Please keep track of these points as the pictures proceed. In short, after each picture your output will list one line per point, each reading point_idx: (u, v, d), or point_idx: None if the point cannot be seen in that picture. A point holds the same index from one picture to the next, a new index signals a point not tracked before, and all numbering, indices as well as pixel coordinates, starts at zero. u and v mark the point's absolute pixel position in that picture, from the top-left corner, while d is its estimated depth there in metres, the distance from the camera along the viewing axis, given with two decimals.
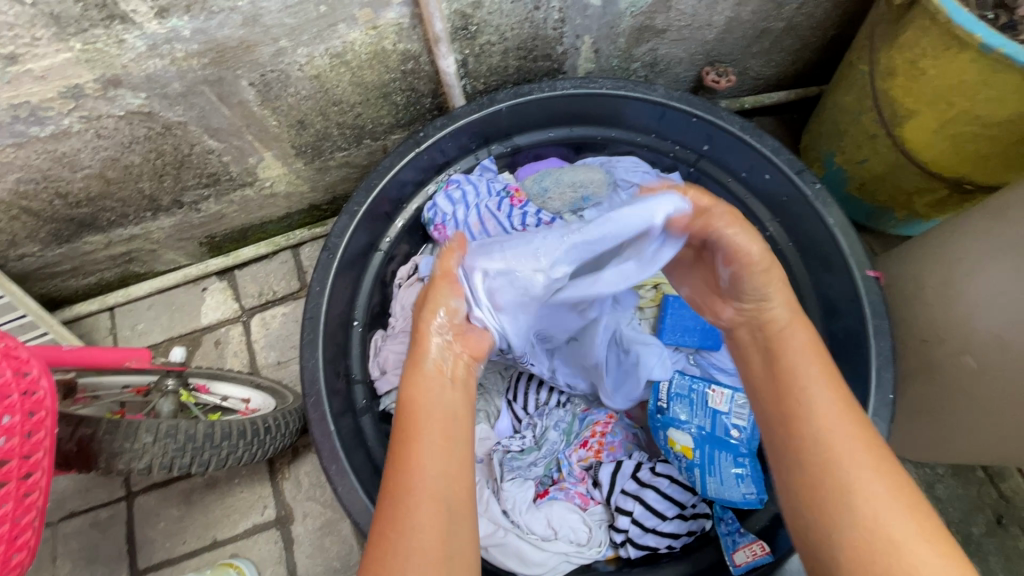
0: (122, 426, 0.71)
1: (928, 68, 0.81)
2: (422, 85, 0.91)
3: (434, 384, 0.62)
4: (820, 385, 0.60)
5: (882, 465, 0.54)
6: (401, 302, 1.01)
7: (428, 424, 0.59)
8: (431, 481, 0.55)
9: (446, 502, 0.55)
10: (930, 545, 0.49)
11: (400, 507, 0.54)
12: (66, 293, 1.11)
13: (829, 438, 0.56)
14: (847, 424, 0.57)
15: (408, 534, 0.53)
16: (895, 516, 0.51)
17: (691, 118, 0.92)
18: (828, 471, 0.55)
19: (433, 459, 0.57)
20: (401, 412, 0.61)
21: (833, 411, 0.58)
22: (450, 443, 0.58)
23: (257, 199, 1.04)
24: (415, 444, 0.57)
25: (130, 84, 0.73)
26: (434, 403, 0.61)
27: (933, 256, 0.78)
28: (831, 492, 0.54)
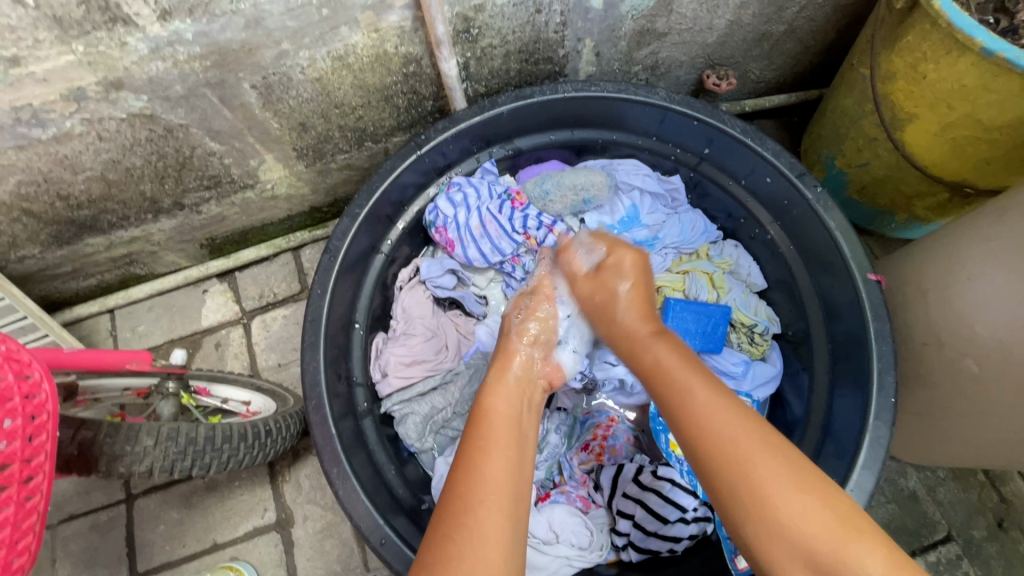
0: (123, 429, 0.71)
1: (928, 72, 0.82)
2: (423, 88, 0.91)
3: (510, 396, 0.67)
4: (704, 386, 0.62)
5: (790, 458, 0.56)
6: (402, 305, 1.01)
7: (504, 433, 0.61)
8: (497, 488, 0.55)
9: (513, 514, 0.54)
10: (832, 516, 0.53)
11: (466, 508, 0.54)
12: (66, 295, 1.11)
13: (717, 427, 0.58)
14: (740, 424, 0.58)
15: (476, 539, 0.52)
16: (801, 507, 0.53)
17: (692, 122, 0.92)
18: (730, 463, 0.56)
19: (504, 470, 0.57)
20: (473, 420, 0.63)
21: (729, 423, 0.59)
22: (515, 456, 0.59)
23: (258, 201, 1.04)
24: (490, 449, 0.58)
25: (132, 87, 0.73)
26: (506, 414, 0.64)
27: (934, 259, 0.78)
28: (742, 482, 0.55)
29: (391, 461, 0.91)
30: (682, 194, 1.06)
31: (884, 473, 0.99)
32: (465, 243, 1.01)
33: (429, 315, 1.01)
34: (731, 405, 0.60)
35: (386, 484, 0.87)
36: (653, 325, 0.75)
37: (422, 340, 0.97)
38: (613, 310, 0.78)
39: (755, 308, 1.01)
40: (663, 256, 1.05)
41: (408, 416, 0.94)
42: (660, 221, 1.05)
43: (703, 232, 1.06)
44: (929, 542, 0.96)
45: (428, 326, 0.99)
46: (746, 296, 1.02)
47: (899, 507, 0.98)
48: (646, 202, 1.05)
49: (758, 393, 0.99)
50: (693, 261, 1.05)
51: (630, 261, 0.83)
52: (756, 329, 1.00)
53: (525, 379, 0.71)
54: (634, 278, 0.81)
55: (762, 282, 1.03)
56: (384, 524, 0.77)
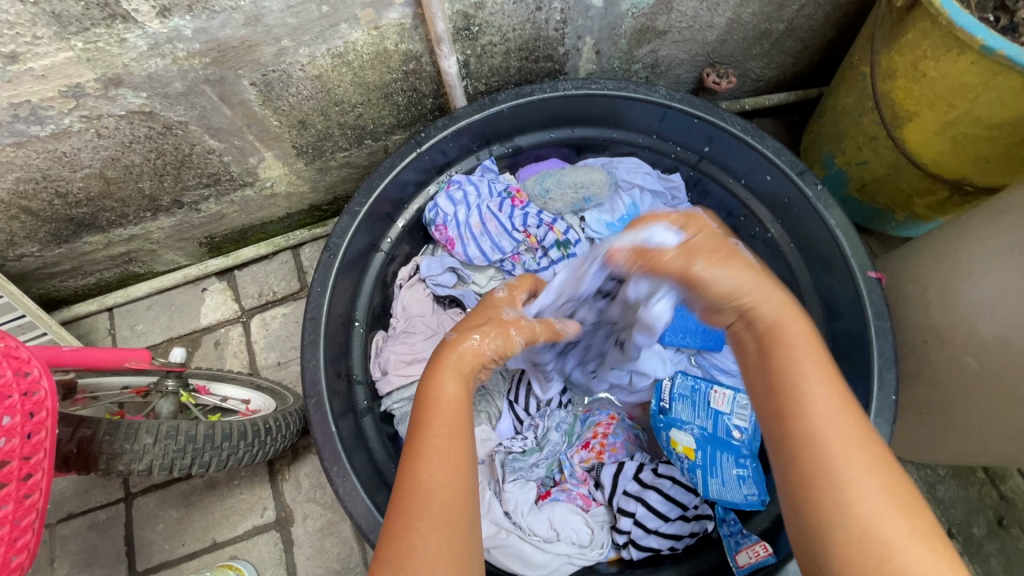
0: (122, 427, 0.71)
1: (928, 70, 0.82)
2: (423, 86, 0.90)
3: (450, 377, 0.63)
4: (825, 378, 0.54)
5: (879, 465, 0.49)
6: (402, 303, 1.01)
7: (443, 415, 0.58)
8: (449, 472, 0.53)
9: (464, 495, 0.53)
10: (919, 534, 0.46)
11: (414, 500, 0.51)
12: (65, 293, 1.11)
13: (823, 426, 0.51)
14: (845, 426, 0.51)
15: (427, 521, 0.50)
16: (891, 517, 0.46)
17: (693, 120, 0.92)
18: (815, 462, 0.50)
19: (446, 452, 0.54)
20: (418, 408, 0.60)
21: (834, 423, 0.51)
22: (463, 440, 0.57)
23: (258, 199, 1.04)
24: (430, 433, 0.56)
25: (131, 84, 0.73)
26: (455, 400, 0.60)
27: (934, 257, 0.78)
28: (831, 493, 0.48)
29: (391, 459, 0.91)
30: (682, 192, 1.05)
31: None
32: (465, 241, 1.01)
33: (429, 313, 1.00)
34: (842, 399, 0.53)
35: (387, 483, 0.86)
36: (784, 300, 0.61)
37: (423, 338, 0.97)
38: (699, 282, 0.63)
39: None
40: None
41: (409, 414, 0.94)
42: None
43: None
44: None
45: (429, 323, 0.99)
46: None
47: None
48: (648, 200, 1.04)
49: None
50: None
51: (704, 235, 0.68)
52: None
53: (470, 363, 0.65)
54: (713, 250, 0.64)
55: None
56: (384, 522, 0.76)
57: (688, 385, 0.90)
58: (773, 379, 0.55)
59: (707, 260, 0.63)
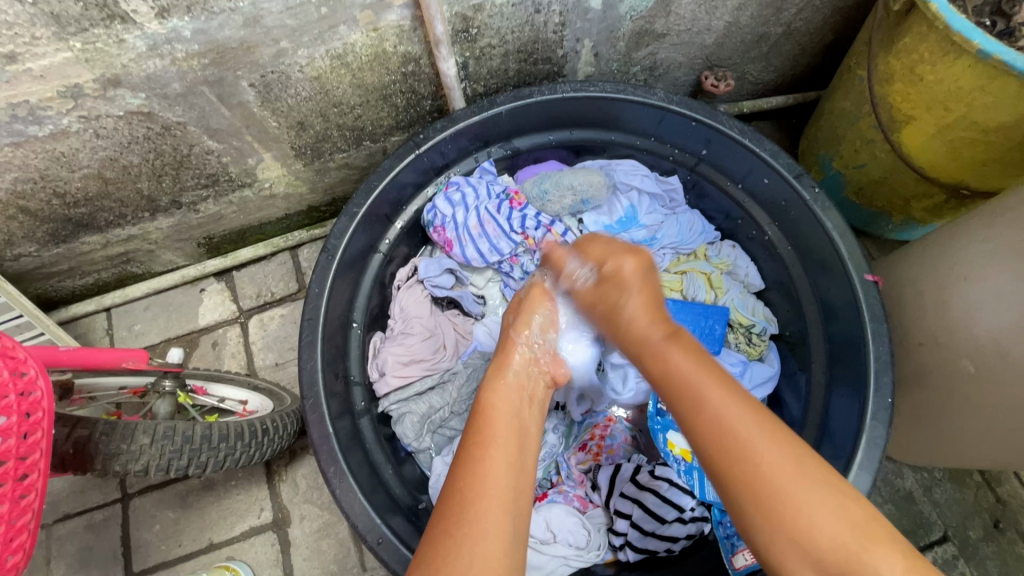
0: (119, 427, 0.71)
1: (925, 74, 0.82)
2: (422, 87, 0.91)
3: (512, 394, 0.65)
4: (709, 381, 0.57)
5: (810, 468, 0.52)
6: (400, 304, 1.01)
7: (503, 430, 0.59)
8: (503, 485, 0.54)
9: (514, 510, 0.53)
10: (851, 519, 0.49)
11: (467, 508, 0.52)
12: (62, 293, 1.11)
13: (727, 425, 0.54)
14: (749, 422, 0.54)
15: (475, 536, 0.50)
16: (823, 516, 0.49)
17: (691, 123, 0.92)
18: (744, 476, 0.52)
19: (506, 466, 0.55)
20: (475, 417, 0.61)
21: (755, 429, 0.53)
22: (520, 457, 0.58)
23: (256, 200, 1.04)
24: (489, 448, 0.57)
25: (129, 84, 0.73)
26: (508, 413, 0.62)
27: (931, 261, 0.79)
28: (774, 514, 0.50)
29: (388, 460, 0.91)
30: (680, 195, 1.06)
31: (880, 474, 1.00)
32: (463, 242, 1.01)
33: (427, 315, 1.00)
34: (733, 391, 0.56)
35: (384, 484, 0.86)
36: (668, 327, 0.65)
37: (420, 340, 0.97)
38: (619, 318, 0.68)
39: (753, 308, 1.01)
40: (660, 256, 1.06)
41: (406, 415, 0.94)
42: (658, 221, 1.05)
43: (702, 232, 1.06)
44: (926, 542, 0.96)
45: (426, 325, 0.99)
46: (743, 297, 1.02)
47: (896, 508, 0.98)
48: (645, 202, 1.04)
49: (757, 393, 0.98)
50: (691, 261, 1.06)
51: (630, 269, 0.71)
52: (754, 330, 1.00)
53: (525, 376, 0.68)
54: (639, 288, 0.69)
55: (759, 283, 1.03)
56: (381, 523, 0.76)
57: None
58: (682, 390, 0.58)
59: (635, 295, 0.68)
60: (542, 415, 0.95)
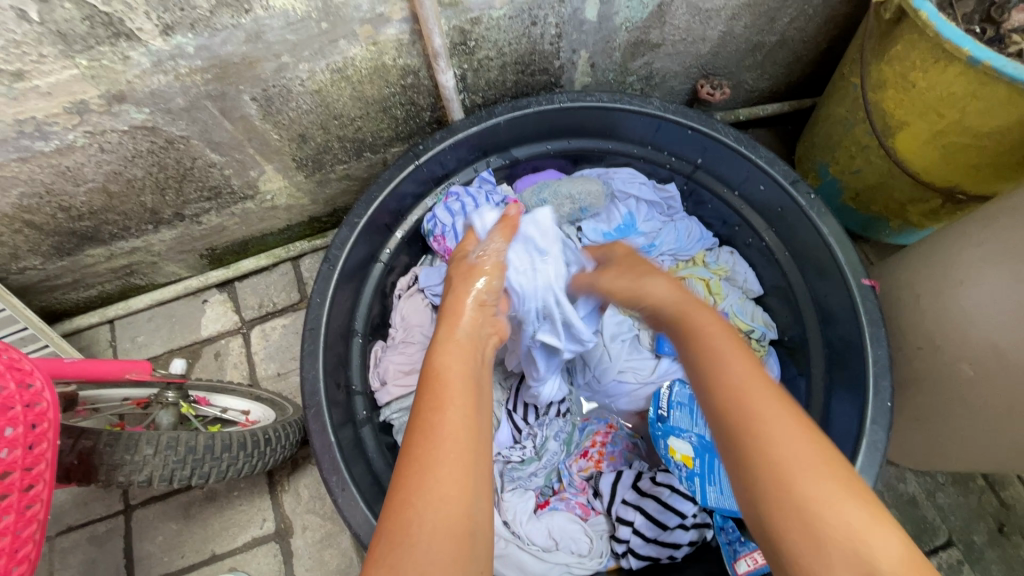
0: (122, 438, 0.71)
1: (917, 81, 0.83)
2: (421, 99, 0.92)
3: (463, 356, 0.64)
4: (736, 365, 0.57)
5: (828, 456, 0.51)
6: (401, 313, 1.02)
7: (457, 394, 0.59)
8: (460, 443, 0.55)
9: (473, 475, 0.54)
10: (868, 511, 0.49)
11: (425, 474, 0.53)
12: (66, 306, 1.12)
13: (750, 408, 0.54)
14: (768, 400, 0.54)
15: (431, 505, 0.51)
16: (830, 503, 0.49)
17: (687, 131, 0.93)
18: (752, 442, 0.52)
19: (462, 430, 0.56)
20: (428, 382, 0.61)
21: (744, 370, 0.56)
22: (473, 420, 0.57)
23: (258, 211, 1.05)
24: (443, 412, 0.56)
25: (134, 100, 0.74)
26: (459, 375, 0.61)
27: (928, 265, 0.79)
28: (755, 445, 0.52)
29: (390, 469, 0.91)
30: (678, 202, 1.07)
31: (883, 478, 0.99)
32: None
33: (428, 323, 1.00)
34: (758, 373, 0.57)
35: (385, 493, 0.87)
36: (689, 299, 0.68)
37: (421, 348, 0.98)
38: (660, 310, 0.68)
39: (752, 314, 1.02)
40: (659, 263, 1.06)
41: (408, 423, 0.94)
42: (657, 228, 1.06)
43: (699, 239, 1.07)
44: (930, 548, 0.96)
45: (428, 334, 0.99)
46: (742, 302, 1.03)
47: (899, 513, 0.98)
48: (643, 210, 1.06)
49: None
50: (690, 267, 1.06)
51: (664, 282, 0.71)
52: (752, 335, 1.01)
53: (477, 338, 0.68)
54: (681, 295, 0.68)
55: (758, 288, 1.03)
56: None
57: (685, 392, 0.91)
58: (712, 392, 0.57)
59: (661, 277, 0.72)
60: (541, 422, 0.93)
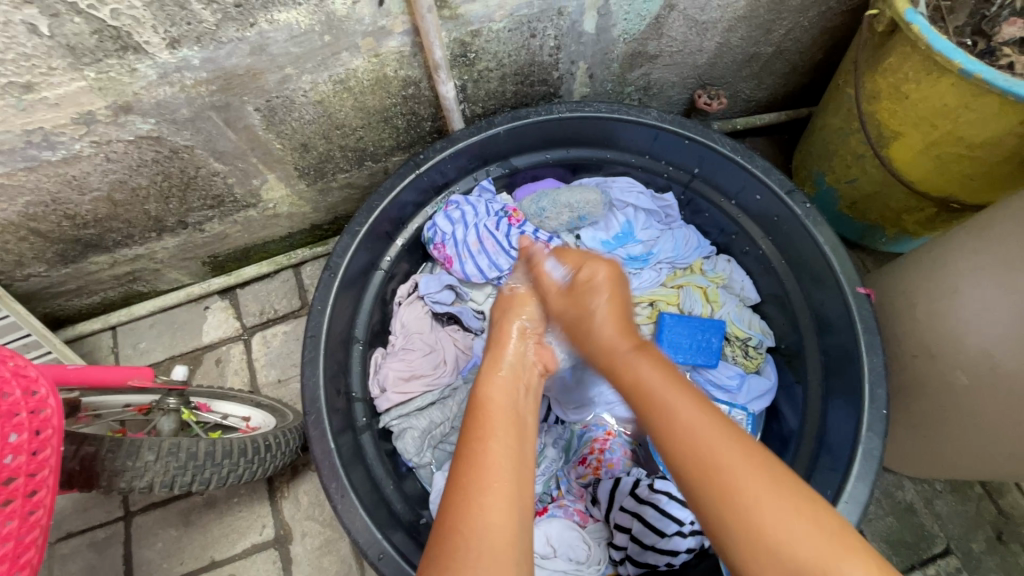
0: (124, 444, 0.72)
1: (911, 92, 0.85)
2: (422, 109, 0.93)
3: (507, 385, 0.65)
4: (682, 400, 0.58)
5: (793, 495, 0.52)
6: (401, 320, 1.02)
7: (502, 425, 0.60)
8: (506, 473, 0.55)
9: (517, 503, 0.54)
10: (837, 545, 0.50)
11: (471, 503, 0.53)
12: (70, 312, 1.13)
13: (699, 437, 0.55)
14: (723, 441, 0.55)
15: (480, 531, 0.51)
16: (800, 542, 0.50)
17: (684, 141, 0.94)
18: (712, 474, 0.53)
19: (508, 459, 0.56)
20: (471, 414, 0.62)
21: (695, 417, 0.57)
22: (521, 447, 0.59)
23: (260, 219, 1.06)
24: (488, 442, 0.58)
25: (140, 111, 0.76)
26: (504, 406, 0.62)
27: (922, 273, 0.80)
28: (717, 496, 0.53)
29: (389, 476, 0.91)
30: (675, 210, 1.08)
31: (881, 486, 1.00)
32: (463, 259, 1.03)
33: (427, 330, 1.02)
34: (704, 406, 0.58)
35: (385, 499, 0.87)
36: (635, 341, 0.67)
37: (421, 355, 0.99)
38: (589, 326, 0.71)
39: (749, 321, 1.02)
40: (657, 271, 1.07)
41: (406, 430, 0.95)
42: (655, 236, 1.07)
43: (697, 247, 1.08)
44: (929, 555, 0.96)
45: (427, 340, 1.01)
46: (739, 310, 1.03)
47: (897, 520, 0.98)
48: (641, 219, 1.07)
49: (754, 406, 0.99)
50: (687, 275, 1.07)
51: (605, 275, 0.75)
52: (750, 343, 1.01)
53: (521, 365, 0.68)
54: (611, 293, 0.73)
55: (755, 295, 1.04)
56: (382, 538, 0.77)
57: None
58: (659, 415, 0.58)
59: (607, 299, 0.72)
60: (543, 430, 0.97)
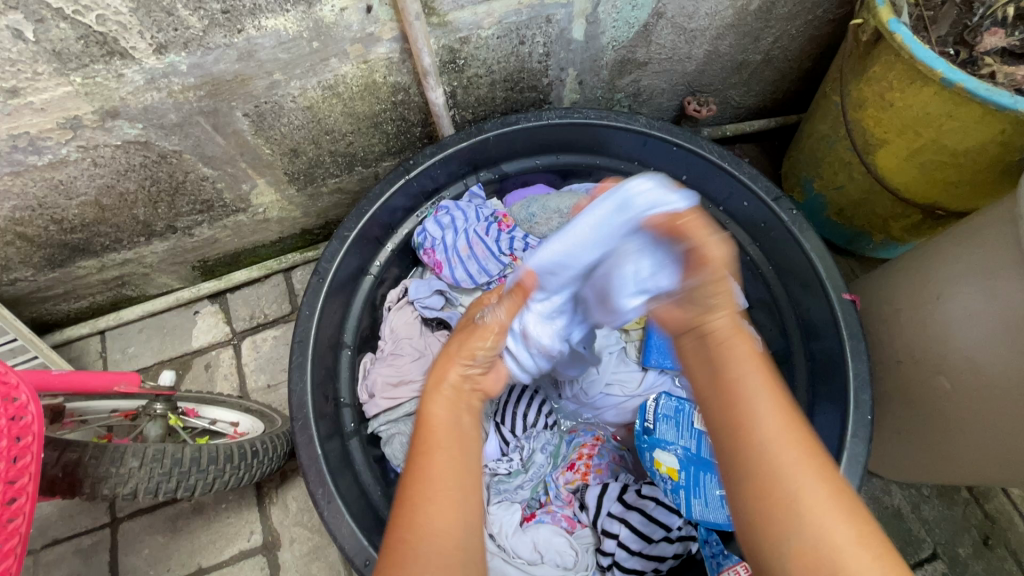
0: (108, 451, 0.71)
1: (895, 100, 0.86)
2: (412, 115, 0.94)
3: (453, 401, 0.60)
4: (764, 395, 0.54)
5: (844, 505, 0.49)
6: (390, 325, 1.03)
7: (446, 439, 0.56)
8: (450, 492, 0.53)
9: (466, 516, 0.52)
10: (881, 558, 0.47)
11: (416, 521, 0.51)
12: (57, 317, 1.12)
13: (771, 437, 0.52)
14: (792, 448, 0.51)
15: (423, 553, 0.50)
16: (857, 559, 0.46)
17: (672, 147, 0.95)
18: (770, 474, 0.50)
19: (451, 477, 0.53)
20: (415, 428, 0.58)
21: (771, 415, 0.53)
22: (467, 462, 0.55)
23: (250, 224, 1.06)
24: (432, 457, 0.54)
25: (127, 116, 0.76)
26: (447, 418, 0.58)
27: (907, 279, 0.81)
28: (771, 497, 0.50)
29: (377, 482, 0.91)
30: None
31: (868, 491, 1.00)
32: (453, 264, 1.03)
33: (416, 335, 1.01)
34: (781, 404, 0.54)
35: (372, 506, 0.87)
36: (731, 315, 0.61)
37: (410, 360, 0.98)
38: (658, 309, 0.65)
39: None
40: None
41: (395, 436, 0.94)
42: None
43: None
44: (916, 560, 0.96)
45: (416, 346, 1.00)
46: None
47: (884, 525, 0.98)
48: None
49: None
50: None
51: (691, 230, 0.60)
52: None
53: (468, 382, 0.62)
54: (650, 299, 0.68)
55: (744, 302, 1.04)
56: (369, 545, 0.77)
57: (671, 405, 0.91)
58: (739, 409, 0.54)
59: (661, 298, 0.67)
60: (530, 434, 0.94)
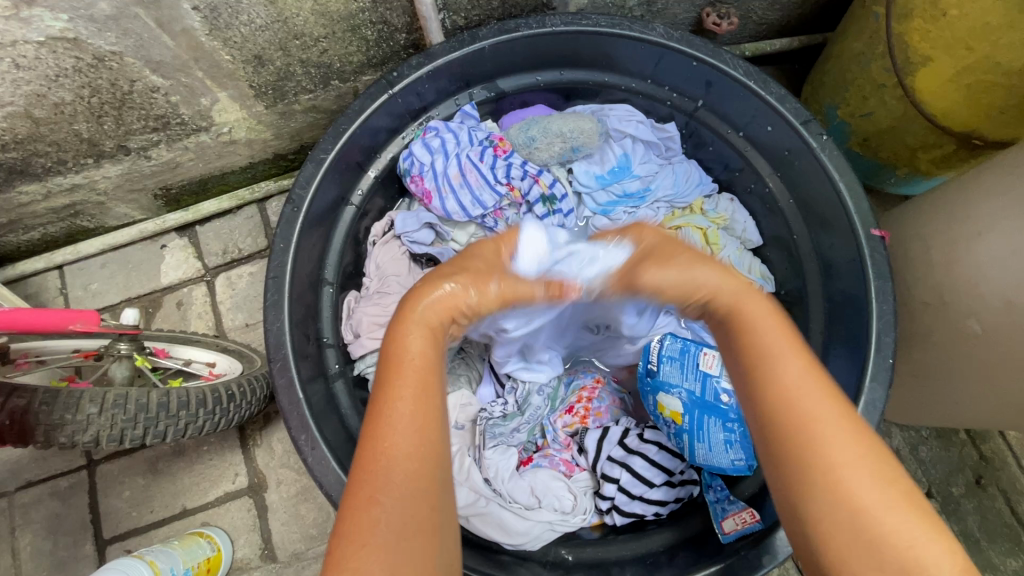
0: (60, 397, 0.65)
1: (950, 8, 0.75)
2: (394, 18, 0.80)
3: (424, 335, 0.56)
4: (785, 356, 0.52)
5: (886, 468, 0.47)
6: (376, 261, 0.95)
7: (411, 382, 0.51)
8: (416, 444, 0.48)
9: (430, 477, 0.48)
10: (919, 524, 0.45)
11: (374, 488, 0.46)
12: (6, 249, 1.02)
13: (797, 398, 0.50)
14: (814, 394, 0.50)
15: (388, 513, 0.45)
16: (899, 523, 0.45)
17: (691, 62, 0.84)
18: (808, 430, 0.48)
19: (412, 427, 0.49)
20: (384, 368, 0.53)
21: (800, 379, 0.51)
22: (436, 404, 0.51)
23: (215, 146, 0.94)
24: (398, 407, 0.49)
25: (45, 3, 0.62)
26: (419, 358, 0.54)
27: (943, 214, 0.74)
28: (814, 455, 0.48)
29: None
30: (677, 143, 0.99)
31: None
32: (443, 194, 0.93)
33: (405, 273, 0.94)
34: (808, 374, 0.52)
35: None
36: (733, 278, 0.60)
37: (398, 299, 0.91)
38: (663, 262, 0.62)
39: (749, 266, 0.96)
40: (654, 210, 0.99)
41: None
42: (653, 171, 0.99)
43: (698, 184, 1.00)
44: None
45: (405, 283, 0.92)
46: (740, 253, 0.97)
47: None
48: (639, 151, 0.98)
49: None
50: (687, 215, 0.99)
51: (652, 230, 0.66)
52: None
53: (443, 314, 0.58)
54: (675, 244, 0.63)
55: (757, 238, 0.97)
56: None
57: (678, 345, 0.83)
58: (749, 352, 0.54)
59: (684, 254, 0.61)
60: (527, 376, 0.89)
